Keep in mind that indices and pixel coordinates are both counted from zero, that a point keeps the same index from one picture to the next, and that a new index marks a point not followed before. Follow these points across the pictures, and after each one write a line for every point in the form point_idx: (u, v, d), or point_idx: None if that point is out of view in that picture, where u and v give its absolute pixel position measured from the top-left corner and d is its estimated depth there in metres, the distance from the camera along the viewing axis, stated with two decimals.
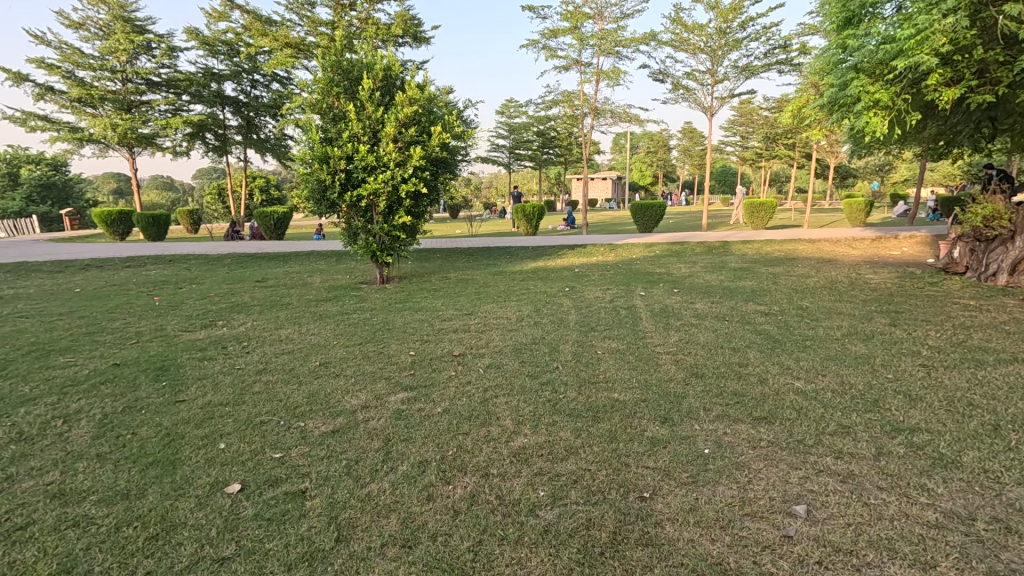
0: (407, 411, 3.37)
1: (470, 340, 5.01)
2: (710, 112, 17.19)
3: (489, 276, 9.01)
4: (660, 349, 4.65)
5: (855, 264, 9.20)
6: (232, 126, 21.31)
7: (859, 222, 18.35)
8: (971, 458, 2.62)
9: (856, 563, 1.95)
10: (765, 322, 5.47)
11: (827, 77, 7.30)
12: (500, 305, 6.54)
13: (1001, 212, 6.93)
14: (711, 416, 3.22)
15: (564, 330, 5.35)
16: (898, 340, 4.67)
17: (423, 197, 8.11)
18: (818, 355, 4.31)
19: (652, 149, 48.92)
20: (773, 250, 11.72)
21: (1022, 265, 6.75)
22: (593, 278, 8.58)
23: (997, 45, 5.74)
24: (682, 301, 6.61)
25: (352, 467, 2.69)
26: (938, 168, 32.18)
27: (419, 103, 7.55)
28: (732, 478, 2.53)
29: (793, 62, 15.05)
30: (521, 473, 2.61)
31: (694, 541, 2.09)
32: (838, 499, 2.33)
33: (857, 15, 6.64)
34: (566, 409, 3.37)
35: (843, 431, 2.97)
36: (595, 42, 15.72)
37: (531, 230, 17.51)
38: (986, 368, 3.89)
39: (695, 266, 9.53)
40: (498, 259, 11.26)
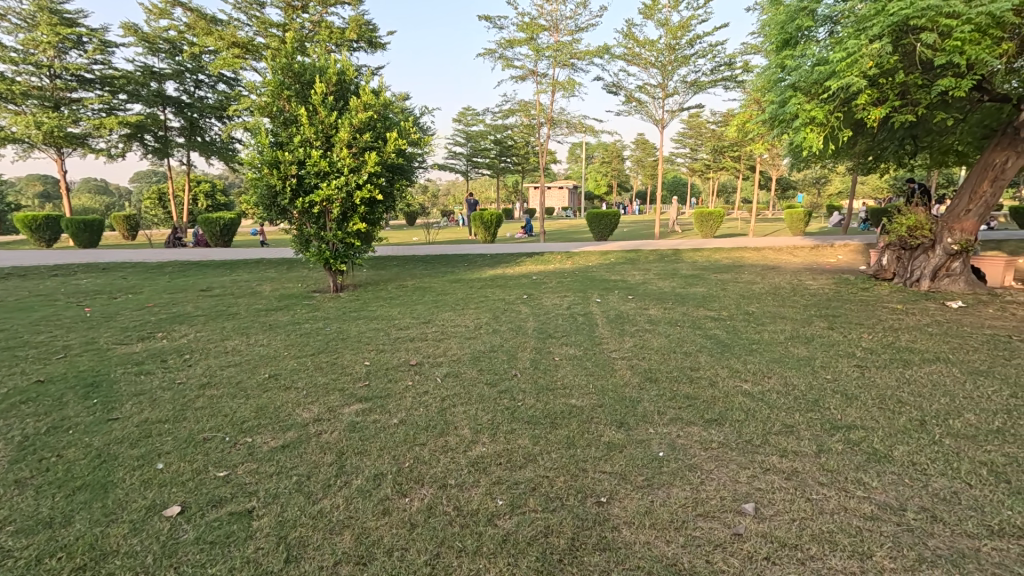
0: (362, 423, 3.28)
1: (427, 349, 4.94)
2: (661, 124, 17.83)
3: (447, 284, 8.94)
4: (616, 354, 4.74)
5: (796, 271, 9.72)
6: (174, 128, 20.34)
7: (799, 231, 19.43)
8: (901, 452, 2.81)
9: (800, 557, 2.03)
10: (714, 327, 5.68)
11: (768, 94, 7.72)
12: (457, 313, 6.49)
13: (921, 224, 7.53)
14: (665, 419, 3.30)
15: (523, 337, 5.37)
16: (835, 342, 4.97)
17: (378, 204, 7.96)
18: (764, 358, 4.51)
19: (607, 159, 50.15)
20: (721, 257, 12.25)
21: (941, 272, 7.34)
22: (551, 285, 8.68)
23: (916, 70, 6.22)
24: (636, 307, 6.77)
25: (303, 483, 2.58)
26: (868, 181, 34.59)
27: (374, 108, 7.44)
28: (685, 479, 2.60)
29: (737, 79, 15.82)
30: (480, 483, 2.59)
31: (649, 543, 2.12)
32: (783, 496, 2.43)
33: (793, 37, 7.06)
34: (524, 416, 3.37)
35: (787, 430, 3.11)
36: (550, 54, 16.02)
37: (489, 238, 17.56)
38: (912, 367, 4.18)
39: (649, 273, 9.80)
40: (455, 267, 11.20)
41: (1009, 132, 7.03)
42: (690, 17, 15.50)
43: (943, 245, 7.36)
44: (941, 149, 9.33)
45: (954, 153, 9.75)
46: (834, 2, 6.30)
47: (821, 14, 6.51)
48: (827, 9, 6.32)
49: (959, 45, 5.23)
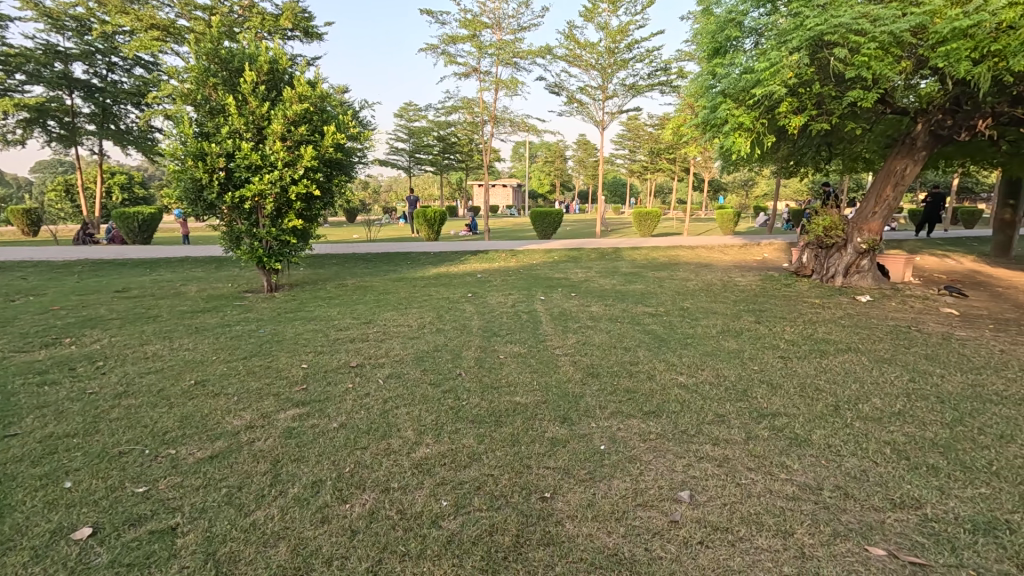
0: (299, 428, 3.14)
1: (369, 349, 4.81)
2: (602, 126, 18.32)
3: (389, 283, 8.74)
4: (560, 351, 4.82)
5: (726, 269, 10.28)
6: (83, 114, 18.61)
7: (729, 230, 20.54)
8: (819, 435, 3.04)
9: (730, 538, 2.15)
10: (652, 322, 5.91)
11: (700, 99, 8.08)
12: (400, 313, 6.37)
13: (835, 224, 8.14)
14: (606, 413, 3.39)
15: (467, 336, 5.35)
16: (761, 335, 5.30)
17: (315, 199, 7.65)
18: (698, 352, 4.74)
19: (550, 159, 50.85)
20: (658, 255, 12.74)
21: (852, 269, 7.99)
22: (496, 283, 8.70)
23: (830, 82, 6.73)
24: (579, 304, 6.92)
25: (235, 495, 2.44)
26: (791, 184, 37.25)
27: (311, 100, 7.12)
28: (626, 471, 2.68)
29: (673, 84, 16.49)
30: (424, 484, 2.55)
31: (592, 535, 2.18)
32: (716, 482, 2.56)
33: (723, 46, 7.43)
34: (469, 415, 3.35)
35: (719, 420, 3.29)
36: (493, 52, 16.01)
37: (433, 235, 17.33)
38: (829, 357, 4.54)
39: (591, 271, 10.03)
40: (398, 265, 10.97)
41: (907, 141, 7.78)
42: (628, 22, 15.98)
43: (853, 244, 8.00)
44: (852, 156, 10.18)
45: (862, 160, 10.67)
46: (759, 15, 6.69)
47: (747, 25, 6.89)
48: (753, 21, 6.70)
49: (866, 60, 5.71)
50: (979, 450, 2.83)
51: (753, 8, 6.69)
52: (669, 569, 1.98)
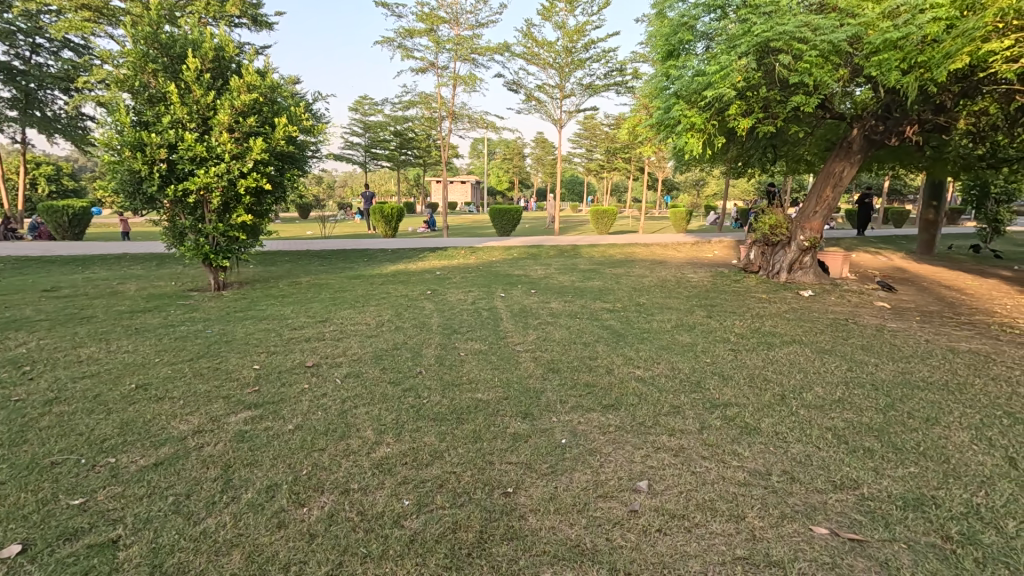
0: (251, 432, 3.02)
1: (325, 349, 4.68)
2: (560, 124, 18.48)
3: (345, 280, 8.53)
4: (520, 347, 4.83)
5: (680, 265, 10.61)
6: (3, 98, 17.15)
7: (682, 228, 21.21)
8: (767, 423, 3.20)
9: (687, 525, 2.22)
10: (610, 318, 6.03)
11: (655, 100, 8.28)
12: (357, 310, 6.22)
13: (780, 223, 8.57)
14: (567, 407, 3.44)
15: (427, 333, 5.29)
16: (713, 329, 5.51)
17: (266, 194, 7.36)
18: (654, 346, 4.87)
19: (508, 156, 50.87)
20: (615, 252, 13.01)
21: (796, 265, 8.43)
22: (455, 280, 8.64)
23: (775, 87, 7.04)
24: (538, 301, 6.97)
25: (182, 503, 2.32)
26: (739, 184, 38.84)
27: (260, 90, 6.83)
28: (586, 463, 2.73)
29: (628, 85, 16.84)
30: (385, 484, 2.51)
31: (554, 528, 2.20)
32: (672, 471, 2.64)
33: (676, 49, 7.62)
34: (430, 413, 3.32)
35: (674, 411, 3.40)
36: (451, 47, 15.85)
37: (390, 232, 17.02)
38: (775, 349, 4.77)
39: (550, 268, 10.11)
40: (354, 262, 10.71)
41: (844, 145, 8.26)
42: (585, 22, 16.18)
43: (796, 242, 8.44)
44: (795, 157, 10.72)
45: (804, 163, 11.25)
46: (710, 20, 6.90)
47: (699, 30, 7.10)
48: (704, 26, 6.91)
49: (808, 67, 6.02)
50: (908, 433, 3.06)
51: (704, 13, 6.89)
52: (630, 557, 2.03)
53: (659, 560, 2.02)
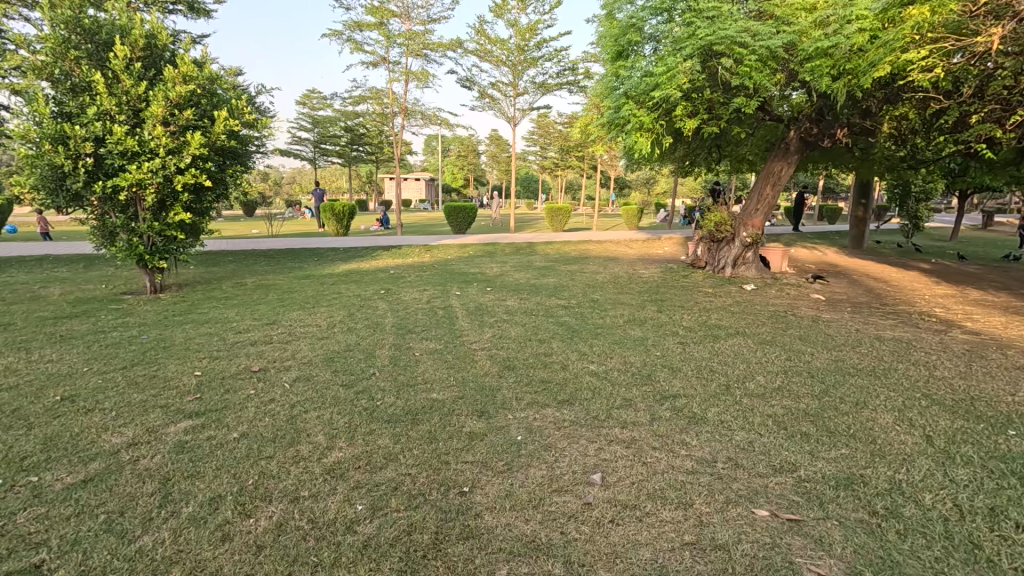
0: (192, 442, 2.87)
1: (273, 352, 4.51)
2: (514, 122, 18.52)
3: (294, 280, 8.25)
4: (476, 346, 4.83)
5: (632, 262, 10.88)
6: None
7: (634, 225, 21.75)
8: (713, 412, 3.33)
9: (638, 514, 2.29)
10: (564, 314, 6.12)
11: (605, 100, 8.43)
12: (307, 312, 6.03)
13: (724, 220, 8.92)
14: (523, 404, 3.47)
15: (380, 333, 5.20)
16: (663, 323, 5.69)
17: (205, 191, 7.00)
18: (607, 341, 4.98)
19: (463, 154, 50.50)
20: (570, 249, 13.19)
21: (739, 261, 8.83)
22: (410, 279, 8.51)
23: (718, 89, 7.32)
24: (495, 299, 6.98)
25: (114, 521, 2.17)
26: (687, 183, 40.20)
27: (197, 82, 6.48)
28: (542, 459, 2.76)
29: (580, 84, 17.06)
30: (337, 490, 2.45)
31: (510, 525, 2.22)
32: (624, 463, 2.71)
33: (624, 50, 7.79)
34: (384, 415, 3.26)
35: (627, 404, 3.49)
36: (402, 42, 15.57)
37: (341, 230, 16.55)
38: (721, 341, 4.99)
39: (505, 266, 10.15)
40: (304, 262, 10.36)
41: (782, 146, 8.70)
42: (537, 21, 16.26)
43: (739, 239, 8.82)
44: (738, 157, 11.20)
45: (746, 163, 11.79)
46: (657, 23, 7.09)
47: (647, 32, 7.29)
48: (652, 28, 7.09)
49: (748, 70, 6.30)
50: (840, 417, 3.27)
51: (651, 16, 7.07)
52: (584, 549, 2.07)
53: (612, 550, 2.07)
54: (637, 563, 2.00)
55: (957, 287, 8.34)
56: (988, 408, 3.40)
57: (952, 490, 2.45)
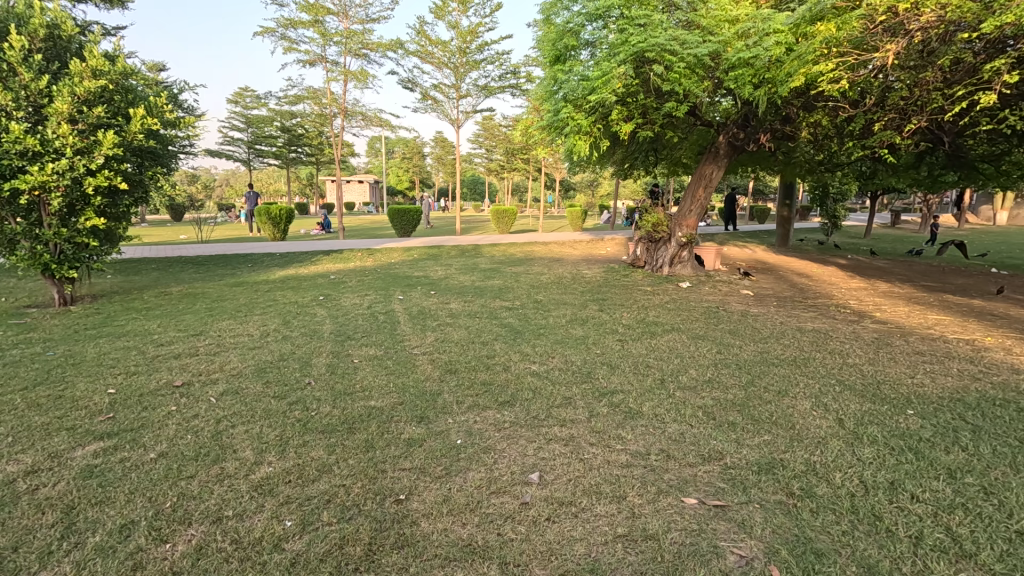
0: (102, 466, 2.65)
1: (199, 365, 4.26)
2: (457, 124, 18.43)
3: (225, 288, 7.85)
4: (417, 350, 4.76)
5: (575, 262, 11.10)
6: None
7: (578, 227, 22.19)
8: (648, 407, 3.45)
9: (574, 510, 2.33)
10: (507, 316, 6.15)
11: (545, 103, 8.55)
12: (238, 321, 5.74)
13: (661, 222, 9.26)
14: (463, 407, 3.45)
15: (317, 341, 5.02)
16: (603, 322, 5.84)
17: (121, 194, 6.51)
18: (549, 341, 5.05)
19: (407, 156, 49.66)
20: (515, 251, 13.27)
21: (676, 261, 9.20)
22: (351, 284, 8.29)
23: (652, 94, 7.60)
24: (438, 302, 6.90)
25: (5, 559, 1.97)
26: (629, 185, 41.49)
27: (109, 77, 6.02)
28: (480, 461, 2.75)
29: (522, 87, 17.21)
30: (264, 507, 2.33)
31: (446, 530, 2.20)
32: (562, 460, 2.76)
33: (563, 54, 7.94)
34: (319, 426, 3.14)
35: (566, 402, 3.54)
36: (339, 41, 15.13)
37: (278, 235, 15.86)
38: (657, 337, 5.18)
39: (450, 269, 10.08)
40: (237, 268, 9.86)
41: (712, 149, 9.11)
42: (478, 24, 16.28)
43: (675, 239, 9.19)
44: (673, 160, 11.66)
45: (681, 165, 12.30)
46: (593, 29, 7.27)
47: (583, 37, 7.46)
48: (588, 34, 7.26)
49: (677, 77, 6.59)
50: (764, 405, 3.46)
51: (587, 22, 7.25)
52: (520, 549, 2.09)
53: (548, 548, 2.09)
54: (572, 559, 2.03)
55: (868, 281, 9.07)
56: (892, 391, 3.72)
57: (859, 468, 2.65)
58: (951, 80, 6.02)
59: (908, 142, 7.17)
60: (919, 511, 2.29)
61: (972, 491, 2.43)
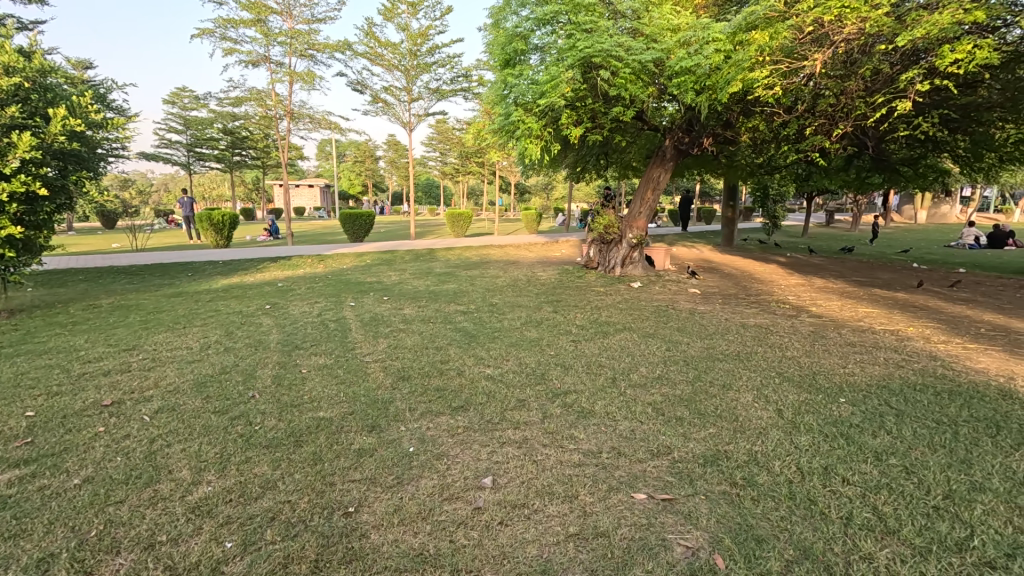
0: (18, 497, 2.43)
1: (132, 381, 4.00)
2: (409, 127, 18.20)
3: (162, 299, 7.42)
4: (369, 357, 4.65)
5: (531, 265, 11.18)
6: None
7: (533, 229, 22.36)
8: (600, 405, 3.51)
9: (527, 512, 2.34)
10: (462, 320, 6.12)
11: (496, 106, 8.56)
12: (176, 333, 5.43)
13: (612, 224, 9.47)
14: (416, 414, 3.39)
15: (263, 351, 4.82)
16: (557, 323, 5.91)
17: (41, 200, 6.03)
18: (504, 344, 5.06)
19: (359, 159, 48.61)
20: (471, 254, 13.23)
21: (628, 261, 9.43)
22: (300, 291, 8.03)
23: (600, 99, 7.77)
24: (392, 308, 6.78)
25: None
26: (582, 187, 42.20)
27: (24, 75, 5.59)
28: (433, 468, 2.72)
29: (474, 91, 17.19)
30: (202, 529, 2.21)
31: (398, 540, 2.15)
32: (515, 463, 2.76)
33: (512, 59, 7.97)
34: (262, 441, 3.01)
35: (520, 404, 3.55)
36: (283, 41, 14.63)
37: (222, 241, 15.14)
38: (610, 336, 5.28)
39: (404, 273, 9.94)
40: (176, 277, 9.35)
41: (658, 153, 9.40)
42: (428, 26, 16.16)
43: (626, 240, 9.42)
44: (622, 162, 11.94)
45: (631, 168, 12.62)
46: (542, 34, 7.35)
47: (533, 42, 7.53)
48: (537, 39, 7.34)
49: (623, 82, 6.78)
50: (710, 399, 3.60)
51: (536, 27, 7.32)
52: (473, 555, 2.07)
53: (501, 552, 2.08)
54: (524, 562, 2.03)
55: (805, 278, 9.59)
56: (826, 380, 3.94)
57: (797, 455, 2.79)
58: (872, 89, 6.47)
59: (837, 146, 7.65)
60: (849, 493, 2.43)
61: (895, 471, 2.60)
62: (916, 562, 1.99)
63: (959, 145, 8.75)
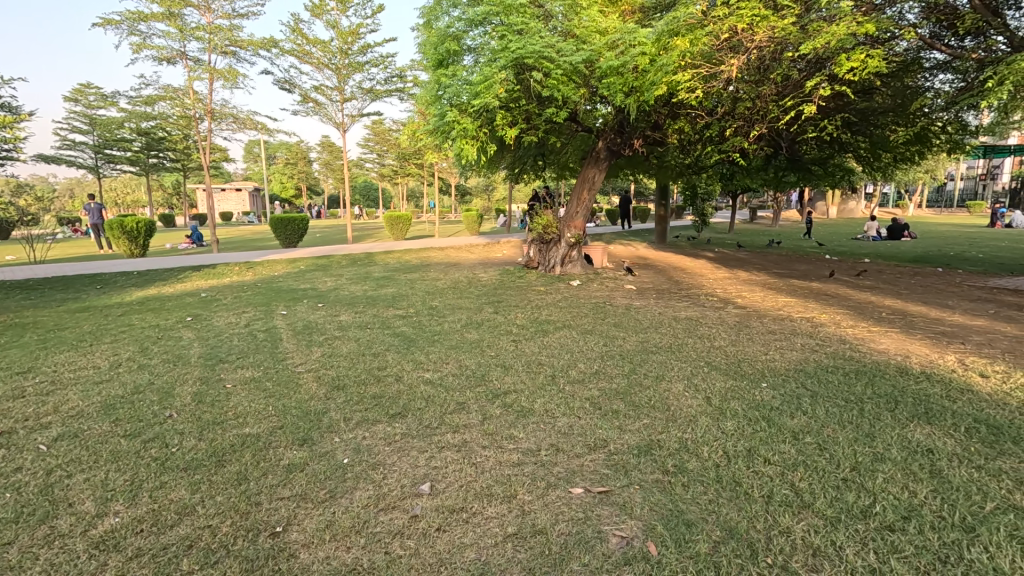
0: None
1: (26, 407, 3.60)
2: (342, 128, 17.64)
3: (65, 315, 6.75)
4: (301, 368, 4.43)
5: (472, 266, 11.13)
6: None
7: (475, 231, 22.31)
8: (539, 404, 3.53)
9: (464, 516, 2.31)
10: (401, 324, 5.99)
11: (430, 107, 8.45)
12: (80, 352, 4.95)
13: (551, 224, 9.54)
14: (351, 424, 3.27)
15: (182, 367, 4.48)
16: (498, 323, 5.91)
17: None
18: (443, 347, 5.00)
19: (291, 161, 46.55)
20: (410, 257, 13.02)
21: (567, 261, 9.56)
22: (226, 301, 7.57)
23: (534, 100, 7.86)
24: (326, 315, 6.53)
25: None
26: (523, 188, 42.59)
27: None
28: (368, 478, 2.63)
29: (410, 91, 16.94)
30: (107, 565, 2.02)
31: (329, 557, 2.06)
32: (453, 467, 2.72)
33: (445, 59, 7.89)
34: (180, 463, 2.79)
35: (460, 407, 3.52)
36: (201, 36, 13.74)
37: (137, 250, 13.99)
38: (549, 335, 5.35)
39: (340, 279, 9.61)
40: (82, 291, 8.54)
41: (593, 154, 9.61)
42: (358, 24, 15.74)
43: (565, 240, 9.53)
44: (559, 163, 12.13)
45: (567, 168, 12.85)
46: (474, 35, 7.33)
47: (466, 43, 7.50)
48: (469, 40, 7.31)
49: (555, 83, 6.89)
50: (644, 391, 3.71)
51: (469, 28, 7.30)
52: (409, 565, 2.02)
53: (438, 559, 2.04)
54: (461, 566, 2.00)
55: (731, 271, 10.14)
56: (750, 367, 4.18)
57: (723, 440, 2.93)
58: (784, 93, 6.94)
59: (755, 147, 8.15)
60: (769, 472, 2.58)
61: (810, 449, 2.79)
62: (828, 531, 2.14)
63: (860, 146, 9.57)
